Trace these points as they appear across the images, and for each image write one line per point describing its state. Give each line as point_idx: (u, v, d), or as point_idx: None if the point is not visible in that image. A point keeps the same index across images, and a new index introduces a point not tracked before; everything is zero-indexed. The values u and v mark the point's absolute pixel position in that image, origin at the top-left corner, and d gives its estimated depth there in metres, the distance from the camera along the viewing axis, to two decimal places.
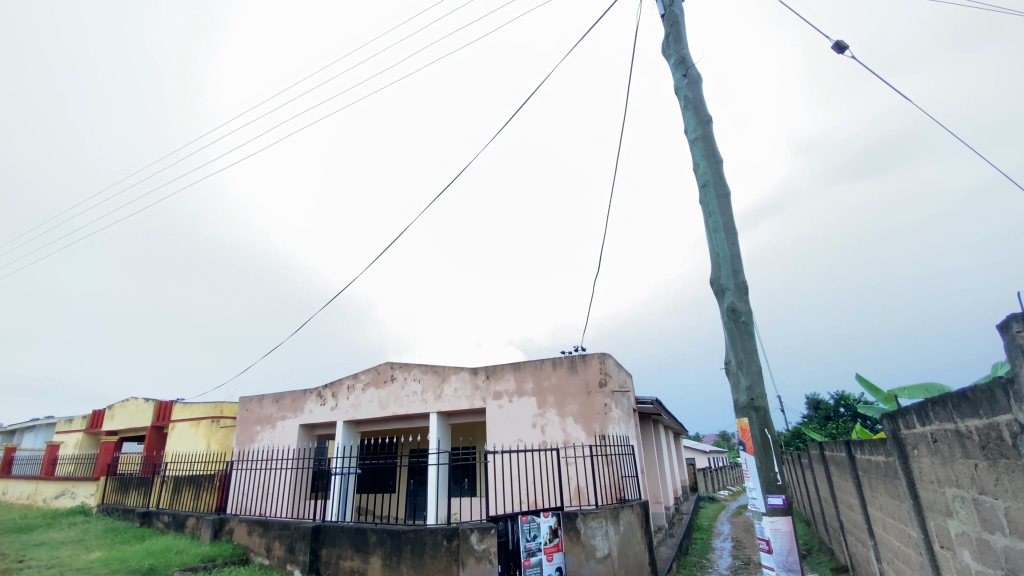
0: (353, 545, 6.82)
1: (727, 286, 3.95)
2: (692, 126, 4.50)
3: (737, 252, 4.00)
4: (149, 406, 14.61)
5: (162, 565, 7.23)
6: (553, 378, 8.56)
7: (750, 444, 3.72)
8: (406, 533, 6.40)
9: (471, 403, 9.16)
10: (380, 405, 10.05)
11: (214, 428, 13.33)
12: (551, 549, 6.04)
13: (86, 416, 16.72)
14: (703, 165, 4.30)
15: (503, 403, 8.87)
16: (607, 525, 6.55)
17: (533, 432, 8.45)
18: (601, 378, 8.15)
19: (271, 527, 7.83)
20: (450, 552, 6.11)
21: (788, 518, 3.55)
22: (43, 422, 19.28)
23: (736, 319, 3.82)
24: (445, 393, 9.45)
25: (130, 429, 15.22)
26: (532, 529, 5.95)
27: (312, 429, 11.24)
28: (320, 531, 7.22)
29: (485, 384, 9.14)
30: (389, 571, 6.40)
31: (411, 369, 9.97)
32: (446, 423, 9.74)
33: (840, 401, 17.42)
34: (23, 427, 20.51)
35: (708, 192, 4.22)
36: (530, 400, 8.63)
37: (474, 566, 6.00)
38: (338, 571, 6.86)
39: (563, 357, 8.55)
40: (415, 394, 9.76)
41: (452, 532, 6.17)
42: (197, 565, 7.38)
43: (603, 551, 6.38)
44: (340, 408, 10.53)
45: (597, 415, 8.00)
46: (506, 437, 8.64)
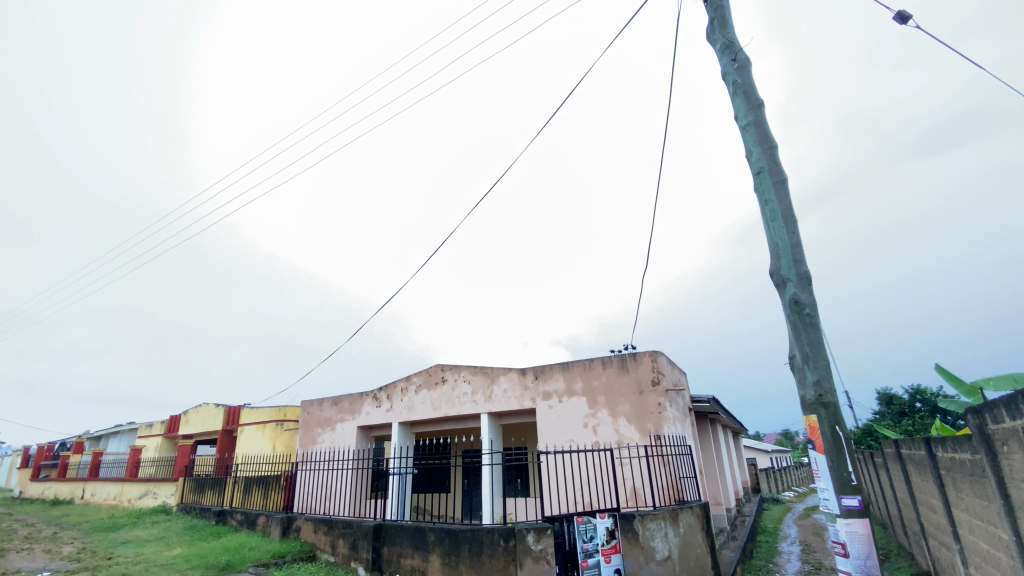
0: (413, 543, 6.98)
1: (787, 277, 3.77)
2: (743, 111, 4.33)
3: (797, 240, 3.81)
4: (220, 411, 15.56)
5: (238, 561, 7.67)
6: (603, 377, 8.46)
7: (820, 443, 3.53)
8: (463, 532, 6.48)
9: (521, 404, 9.18)
10: (432, 407, 10.24)
11: (279, 431, 14.04)
12: (608, 551, 5.95)
13: (164, 421, 17.99)
14: (757, 152, 4.13)
15: (553, 403, 8.83)
16: (666, 526, 6.38)
17: (585, 433, 8.37)
18: (653, 377, 7.97)
19: (335, 525, 8.13)
20: (507, 552, 6.15)
21: (865, 521, 3.34)
22: (126, 428, 20.89)
23: (800, 311, 3.64)
24: (495, 394, 9.51)
25: (203, 433, 16.25)
26: (589, 530, 5.90)
27: (370, 430, 11.60)
28: (381, 530, 7.44)
29: (534, 384, 9.14)
30: (448, 569, 6.51)
31: (461, 371, 10.11)
32: (497, 423, 9.80)
33: (916, 396, 16.26)
34: (109, 432, 22.30)
35: (763, 178, 4.04)
36: (580, 400, 8.56)
37: (531, 566, 5.99)
38: (400, 569, 7.04)
39: (612, 356, 8.43)
40: (465, 395, 9.88)
41: (508, 532, 6.21)
42: (269, 561, 7.77)
43: (663, 554, 6.22)
44: (395, 410, 10.82)
45: (650, 414, 7.83)
46: (558, 437, 8.59)
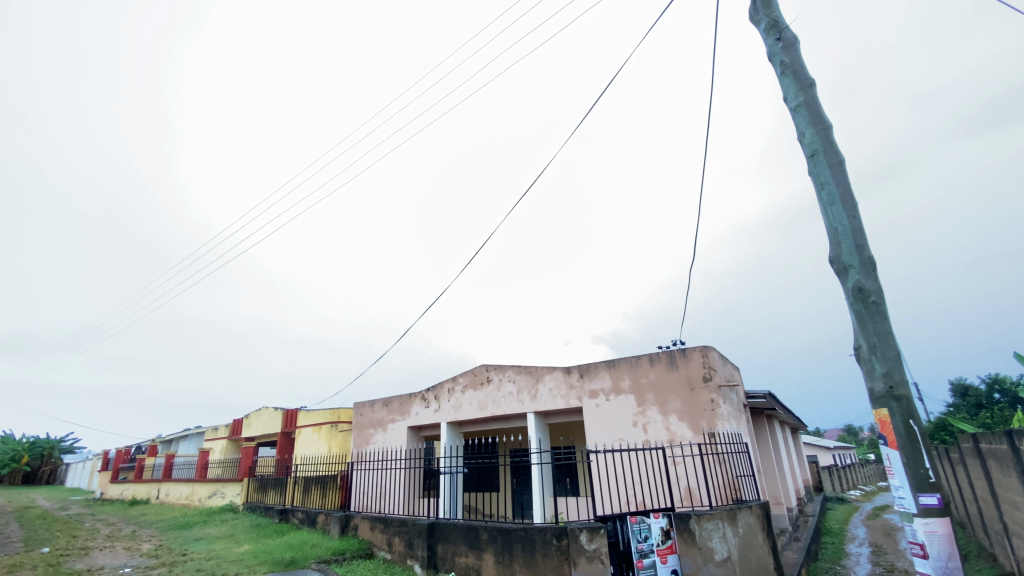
0: (467, 542, 7.06)
1: (850, 264, 3.57)
2: (792, 92, 4.13)
3: (859, 224, 3.60)
4: (278, 414, 16.29)
5: (301, 557, 8.00)
6: (651, 374, 8.29)
7: (892, 438, 3.32)
8: (516, 531, 6.51)
9: (567, 403, 9.11)
10: (479, 407, 10.33)
11: (334, 432, 14.58)
12: (664, 551, 5.85)
13: (228, 425, 19.00)
14: (810, 133, 3.93)
15: (601, 401, 8.72)
16: (724, 526, 6.17)
17: (635, 431, 8.22)
18: (705, 373, 7.73)
19: (390, 523, 8.35)
20: (560, 551, 6.13)
21: (946, 520, 3.12)
22: (194, 431, 22.23)
23: (864, 299, 3.44)
24: (541, 393, 9.49)
25: (264, 436, 17.06)
26: (643, 530, 5.83)
27: (419, 430, 11.85)
28: (435, 528, 7.56)
29: (580, 382, 9.05)
30: (502, 567, 6.54)
31: (506, 371, 10.15)
32: (544, 422, 9.78)
33: (994, 386, 15.08)
34: (179, 436, 23.79)
35: (818, 161, 3.84)
36: (629, 398, 8.42)
37: (586, 566, 5.93)
38: (454, 567, 7.13)
39: (660, 353, 8.24)
40: (511, 395, 9.91)
41: (561, 531, 6.19)
42: (330, 558, 8.07)
43: (722, 555, 6.02)
44: (443, 410, 10.98)
45: (703, 412, 7.60)
46: (607, 436, 8.48)
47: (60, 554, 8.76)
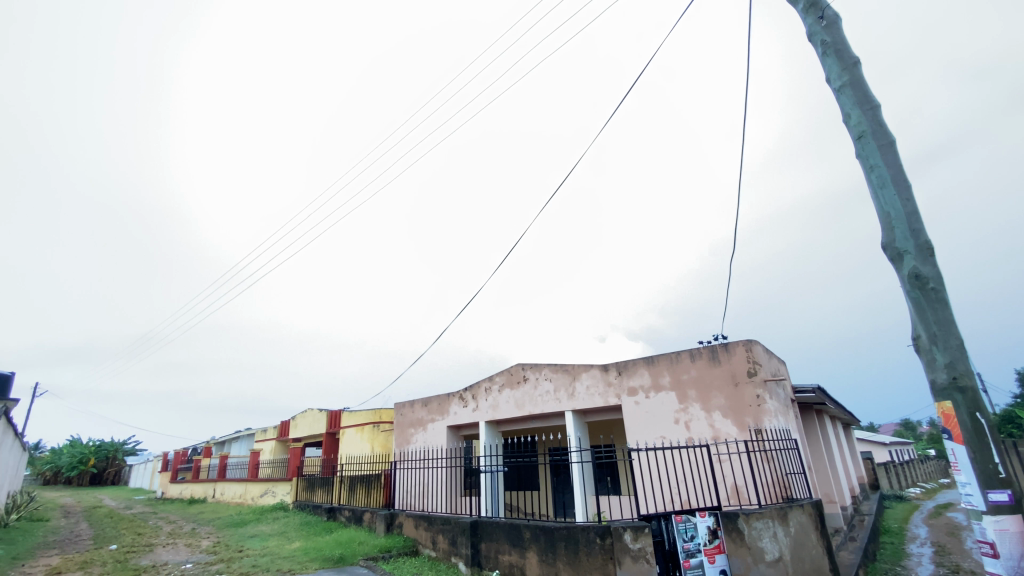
0: (510, 540, 7.08)
1: (905, 250, 3.38)
2: (836, 72, 3.95)
3: (914, 208, 3.41)
4: (323, 416, 16.80)
5: (349, 554, 8.22)
6: (692, 370, 8.10)
7: (957, 432, 3.12)
8: (558, 530, 6.49)
9: (606, 400, 9.01)
10: (516, 405, 10.35)
11: (376, 432, 14.92)
12: (712, 551, 5.79)
13: (276, 426, 19.73)
14: (856, 114, 3.75)
15: (640, 399, 8.58)
16: (775, 525, 5.97)
17: (677, 429, 8.05)
18: (749, 368, 7.50)
19: (434, 522, 8.47)
20: (604, 550, 6.07)
21: (1018, 518, 2.93)
22: (245, 433, 23.19)
23: (922, 286, 3.26)
24: (578, 391, 9.42)
25: (310, 436, 17.63)
26: (689, 529, 5.79)
27: (458, 430, 11.99)
28: (478, 526, 7.62)
29: (619, 380, 8.94)
30: (546, 566, 6.53)
31: (542, 369, 10.13)
32: (582, 420, 9.70)
33: None
34: (231, 438, 24.86)
35: (866, 143, 3.66)
36: (670, 395, 8.25)
37: (631, 565, 5.83)
38: (498, 565, 7.17)
39: (702, 348, 8.05)
40: (548, 394, 9.89)
41: (604, 530, 6.13)
42: (377, 555, 8.26)
43: (774, 555, 5.83)
44: (481, 409, 11.06)
45: (749, 408, 7.37)
46: (648, 434, 8.34)
47: (127, 551, 9.31)
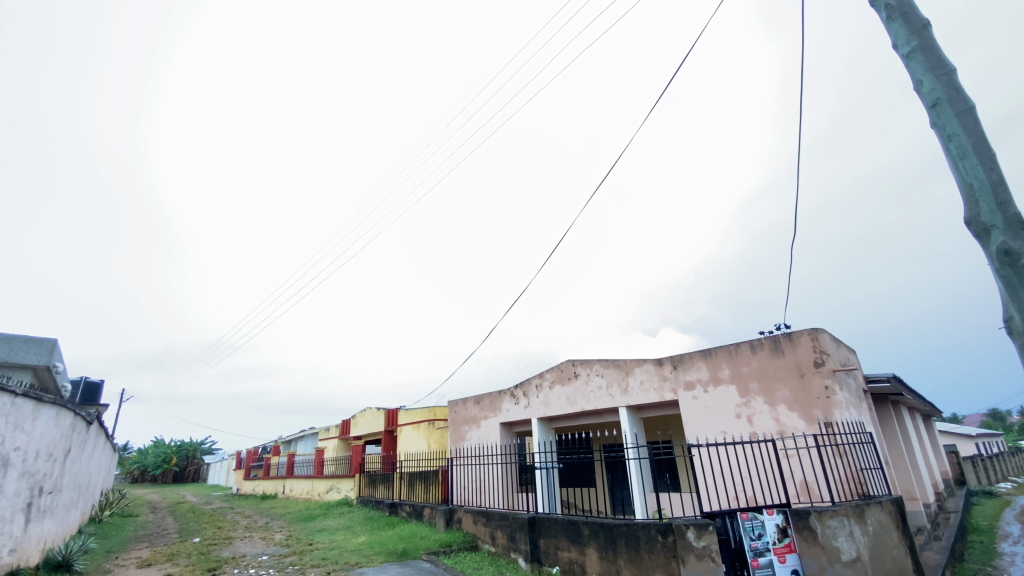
0: (569, 537, 7.06)
1: (992, 225, 3.08)
2: (904, 37, 3.66)
3: (1001, 177, 3.11)
4: (381, 414, 17.38)
5: (412, 548, 8.45)
6: (753, 362, 7.78)
7: None
8: (618, 527, 6.39)
9: (661, 395, 8.80)
10: (568, 402, 10.29)
11: (432, 429, 15.29)
12: (782, 550, 5.61)
13: (338, 425, 20.59)
14: (929, 80, 3.46)
15: (698, 393, 8.32)
16: (851, 524, 5.63)
17: (739, 423, 7.75)
18: (816, 358, 7.11)
19: (492, 517, 8.57)
20: (667, 548, 5.89)
21: None
22: (310, 432, 24.35)
23: (1014, 263, 2.95)
24: (632, 386, 9.24)
25: (369, 434, 18.28)
26: (756, 527, 5.66)
27: (511, 426, 12.07)
28: (536, 522, 7.63)
29: (674, 374, 8.70)
30: (607, 563, 6.45)
31: (593, 365, 10.01)
32: (637, 416, 9.52)
33: None
34: (297, 437, 26.18)
35: (942, 110, 3.37)
36: (730, 388, 7.95)
37: (695, 564, 5.65)
38: (557, 561, 7.15)
39: (763, 339, 7.71)
40: (601, 389, 9.76)
41: (666, 528, 5.95)
42: (438, 550, 8.45)
43: (851, 555, 5.49)
44: (532, 406, 11.07)
45: (817, 400, 7.00)
46: (708, 429, 8.07)
47: (209, 543, 9.98)
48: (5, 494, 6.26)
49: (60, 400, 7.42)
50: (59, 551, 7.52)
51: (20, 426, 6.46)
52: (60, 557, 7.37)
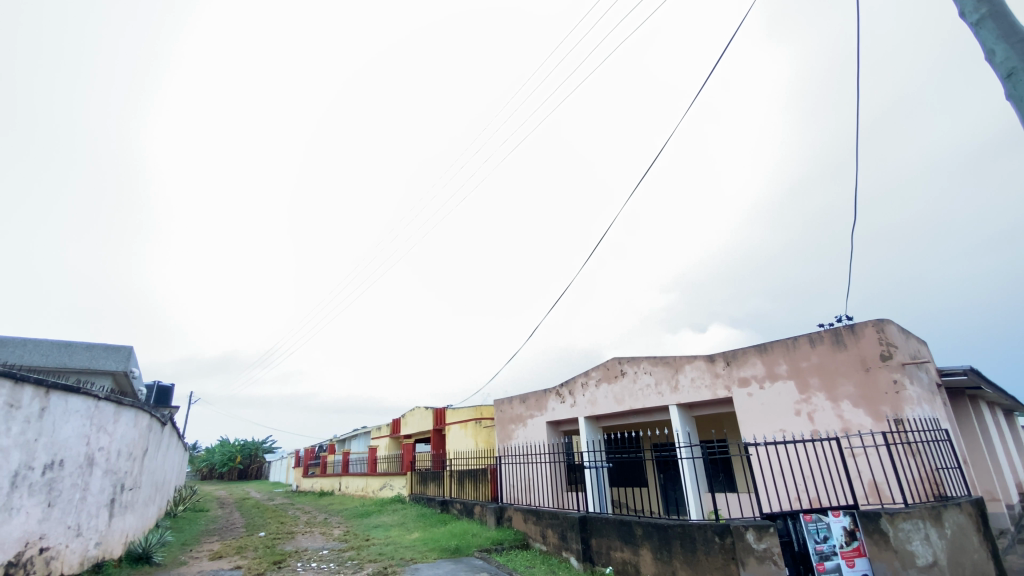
0: (621, 537, 6.96)
1: None
2: (972, 4, 3.38)
3: None
4: (429, 414, 17.73)
5: (465, 545, 8.57)
6: (813, 357, 7.41)
7: None
8: (672, 527, 6.24)
9: (713, 392, 8.52)
10: (616, 400, 10.13)
11: (479, 428, 15.45)
12: (850, 554, 5.34)
13: (388, 424, 21.16)
14: (1002, 49, 3.18)
15: (753, 390, 8.00)
16: (926, 526, 5.27)
17: (799, 421, 7.40)
18: (882, 350, 6.70)
19: (542, 516, 8.57)
20: (725, 550, 5.70)
21: None
22: (363, 431, 25.18)
23: None
24: (682, 384, 9.00)
25: (419, 433, 18.68)
26: (821, 529, 5.43)
27: (558, 425, 12.03)
28: (587, 522, 7.56)
29: (727, 370, 8.41)
30: (661, 564, 6.32)
31: (641, 362, 9.83)
32: (688, 414, 9.27)
33: None
34: (351, 436, 27.09)
35: (1018, 81, 3.08)
36: (788, 384, 7.61)
37: (756, 566, 5.45)
38: (611, 561, 7.06)
39: (823, 331, 7.33)
40: (649, 387, 9.55)
41: (723, 529, 5.76)
42: (490, 547, 8.53)
43: (927, 560, 5.15)
44: (579, 405, 10.98)
45: (885, 396, 6.59)
46: (765, 428, 7.75)
47: (274, 538, 10.49)
48: (92, 491, 6.82)
49: (138, 403, 8.00)
50: (139, 544, 8.09)
51: (103, 428, 7.02)
52: (141, 549, 7.95)
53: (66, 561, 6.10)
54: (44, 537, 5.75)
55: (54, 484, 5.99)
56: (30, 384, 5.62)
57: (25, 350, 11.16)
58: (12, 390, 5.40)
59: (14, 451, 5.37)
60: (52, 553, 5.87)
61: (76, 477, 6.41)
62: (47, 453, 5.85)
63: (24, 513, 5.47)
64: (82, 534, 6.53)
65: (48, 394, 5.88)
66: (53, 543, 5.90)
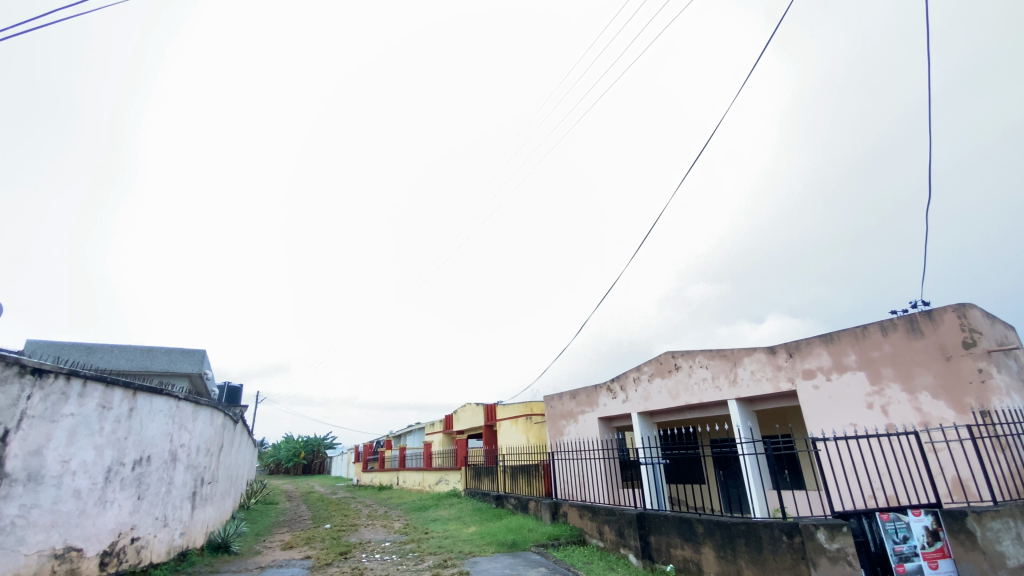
0: (681, 534, 6.80)
1: None
2: None
3: None
4: (481, 410, 17.98)
5: (521, 540, 8.63)
6: (885, 346, 6.96)
7: None
8: (736, 525, 6.04)
9: (775, 386, 8.17)
10: (670, 395, 9.89)
11: (530, 424, 15.52)
12: (933, 555, 5.00)
13: (441, 420, 21.63)
14: None
15: (820, 382, 7.61)
16: (1018, 526, 4.84)
17: (872, 414, 6.97)
18: (964, 337, 6.20)
19: (599, 512, 8.51)
20: (794, 550, 5.46)
21: None
22: (417, 427, 25.86)
23: None
24: (741, 377, 8.68)
25: (471, 428, 18.99)
26: (900, 530, 5.11)
27: (610, 421, 11.90)
28: (645, 518, 7.44)
29: (790, 362, 8.04)
30: (725, 563, 6.13)
31: (696, 356, 9.55)
32: (748, 409, 8.92)
33: None
34: (406, 432, 27.88)
35: None
36: (858, 375, 7.18)
37: (829, 567, 5.18)
38: (671, 559, 6.92)
39: (895, 319, 6.87)
40: (705, 381, 9.27)
41: (791, 527, 5.53)
42: (547, 542, 8.55)
43: (1019, 562, 4.70)
44: (632, 400, 10.80)
45: (968, 386, 6.11)
46: (834, 422, 7.36)
47: (339, 529, 10.96)
48: (176, 485, 7.36)
49: (213, 402, 8.56)
50: (218, 534, 8.65)
51: (184, 425, 7.55)
52: (220, 539, 8.51)
53: (154, 550, 6.62)
54: (135, 528, 6.26)
55: (143, 478, 6.50)
56: (119, 386, 6.11)
57: (112, 356, 12.18)
58: (104, 393, 5.90)
59: (107, 449, 5.86)
60: (142, 543, 6.38)
61: (162, 472, 6.94)
62: (136, 449, 6.35)
63: (117, 505, 5.97)
64: (168, 525, 7.06)
65: (135, 396, 6.38)
66: (143, 533, 6.41)
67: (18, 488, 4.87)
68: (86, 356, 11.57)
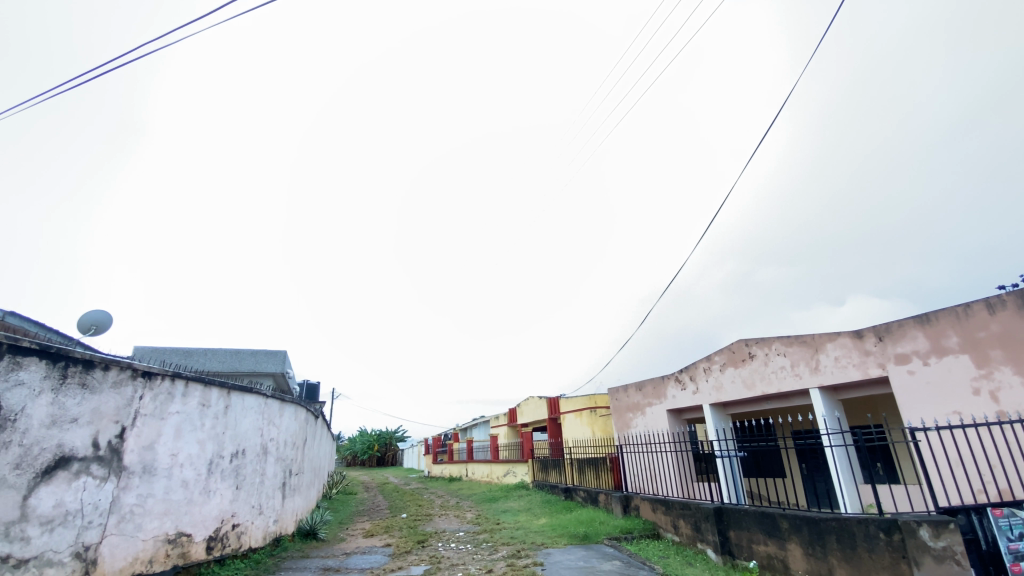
0: (764, 530, 6.51)
1: None
2: None
3: None
4: (544, 403, 18.04)
5: (593, 533, 8.61)
6: (993, 325, 6.29)
7: None
8: (826, 521, 5.70)
9: (864, 372, 7.61)
10: (745, 385, 9.47)
11: (595, 416, 15.49)
12: None
13: (506, 414, 21.92)
14: None
15: (916, 367, 7.01)
16: None
17: (979, 401, 6.34)
18: None
19: (672, 506, 8.31)
20: (893, 548, 5.08)
21: None
22: (483, 421, 26.38)
23: None
24: (824, 364, 8.16)
25: (536, 422, 19.12)
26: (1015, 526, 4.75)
27: (680, 412, 11.57)
28: (723, 513, 7.18)
29: (880, 347, 7.46)
30: (815, 561, 5.80)
31: (772, 343, 9.08)
32: (833, 397, 8.38)
33: None
34: (472, 425, 28.50)
35: None
36: (962, 359, 6.55)
37: (935, 567, 4.77)
38: (754, 555, 6.64)
39: (1004, 295, 6.20)
40: (784, 369, 8.79)
41: (890, 524, 5.14)
42: (620, 535, 8.48)
43: None
44: (702, 391, 10.44)
45: None
46: (934, 409, 6.76)
47: (415, 519, 11.40)
48: (268, 476, 7.93)
49: (297, 400, 9.12)
50: (307, 522, 9.25)
51: (273, 421, 8.10)
52: (308, 526, 9.10)
53: (253, 536, 7.19)
54: (235, 515, 6.82)
55: (240, 470, 7.07)
56: (216, 386, 6.65)
57: (207, 358, 13.28)
58: (203, 392, 6.44)
59: (208, 443, 6.41)
60: (242, 528, 6.94)
61: (255, 465, 7.50)
62: (233, 443, 6.91)
63: (219, 495, 6.52)
64: (264, 512, 7.63)
65: (229, 394, 6.92)
66: (242, 519, 6.98)
67: (135, 479, 5.43)
68: (185, 359, 12.69)
